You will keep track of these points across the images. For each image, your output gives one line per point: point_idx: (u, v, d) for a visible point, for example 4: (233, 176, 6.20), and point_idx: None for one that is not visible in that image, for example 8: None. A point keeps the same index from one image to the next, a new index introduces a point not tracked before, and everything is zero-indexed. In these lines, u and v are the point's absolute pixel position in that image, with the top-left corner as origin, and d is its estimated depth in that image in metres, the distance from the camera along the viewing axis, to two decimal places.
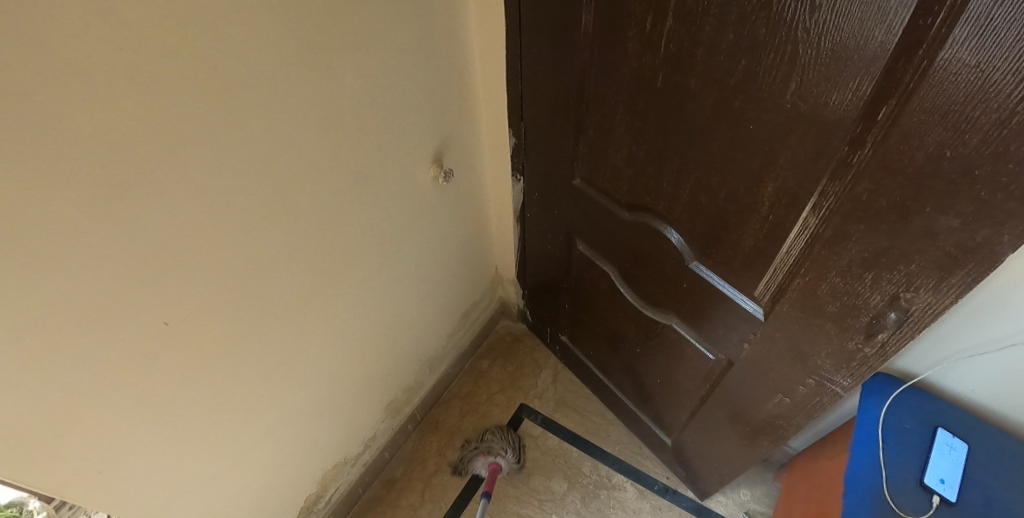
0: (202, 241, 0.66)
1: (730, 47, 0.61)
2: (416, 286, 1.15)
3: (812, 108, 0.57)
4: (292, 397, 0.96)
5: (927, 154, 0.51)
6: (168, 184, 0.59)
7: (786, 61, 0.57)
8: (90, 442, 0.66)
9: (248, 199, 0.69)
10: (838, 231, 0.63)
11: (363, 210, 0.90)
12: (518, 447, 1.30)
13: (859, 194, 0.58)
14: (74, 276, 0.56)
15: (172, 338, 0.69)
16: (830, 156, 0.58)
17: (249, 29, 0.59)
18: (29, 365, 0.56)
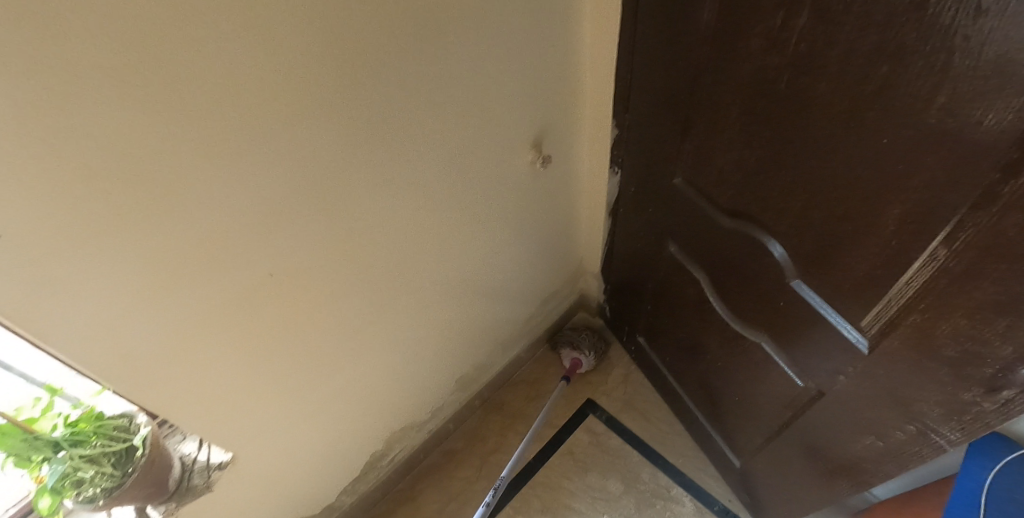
0: (314, 198, 0.74)
1: (870, 50, 0.56)
2: (501, 267, 1.19)
3: (960, 126, 0.51)
4: (375, 354, 1.04)
5: None
6: (290, 142, 0.67)
7: (936, 70, 0.51)
8: (204, 360, 0.76)
9: (357, 164, 0.76)
10: (972, 267, 0.56)
11: (458, 186, 0.94)
12: (598, 351, 1.46)
13: (1003, 230, 0.51)
14: (205, 214, 0.64)
15: (281, 282, 0.79)
16: (975, 182, 0.52)
17: (377, 7, 0.64)
18: (163, 286, 0.66)
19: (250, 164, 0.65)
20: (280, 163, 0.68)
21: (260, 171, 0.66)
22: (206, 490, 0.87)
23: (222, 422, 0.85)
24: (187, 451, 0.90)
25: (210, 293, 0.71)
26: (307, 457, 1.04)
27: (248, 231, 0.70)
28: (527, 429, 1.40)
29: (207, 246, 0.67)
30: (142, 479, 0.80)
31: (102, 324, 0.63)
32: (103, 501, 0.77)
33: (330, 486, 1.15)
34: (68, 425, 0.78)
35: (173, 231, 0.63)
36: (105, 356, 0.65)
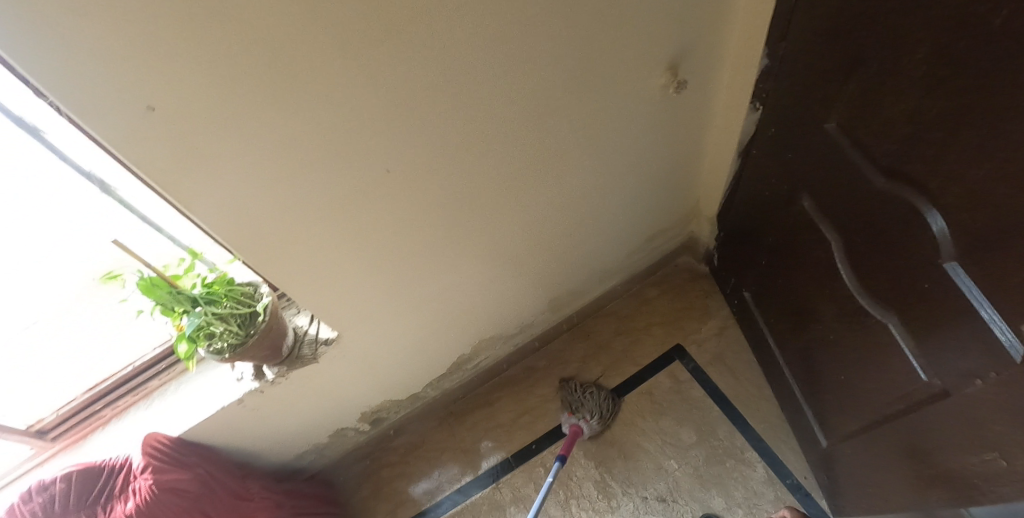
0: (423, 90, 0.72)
1: None
2: (609, 191, 1.10)
3: None
4: (468, 259, 1.04)
5: None
6: (412, 39, 0.65)
7: None
8: (303, 231, 0.82)
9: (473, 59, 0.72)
10: None
11: (574, 102, 0.88)
12: (607, 418, 1.20)
13: None
14: (323, 108, 0.68)
15: (391, 174, 0.81)
16: None
17: None
18: (285, 162, 0.72)
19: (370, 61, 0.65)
20: (401, 60, 0.67)
21: (378, 68, 0.66)
22: (312, 360, 0.99)
23: (330, 302, 0.94)
24: (300, 323, 1.02)
25: (324, 187, 0.77)
26: (399, 349, 1.11)
27: (365, 130, 0.73)
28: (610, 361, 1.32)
29: (323, 138, 0.71)
30: (261, 341, 0.93)
31: (236, 201, 0.73)
32: (230, 354, 0.91)
33: (417, 380, 1.22)
34: (205, 286, 0.91)
35: (296, 121, 0.68)
36: (236, 230, 0.76)
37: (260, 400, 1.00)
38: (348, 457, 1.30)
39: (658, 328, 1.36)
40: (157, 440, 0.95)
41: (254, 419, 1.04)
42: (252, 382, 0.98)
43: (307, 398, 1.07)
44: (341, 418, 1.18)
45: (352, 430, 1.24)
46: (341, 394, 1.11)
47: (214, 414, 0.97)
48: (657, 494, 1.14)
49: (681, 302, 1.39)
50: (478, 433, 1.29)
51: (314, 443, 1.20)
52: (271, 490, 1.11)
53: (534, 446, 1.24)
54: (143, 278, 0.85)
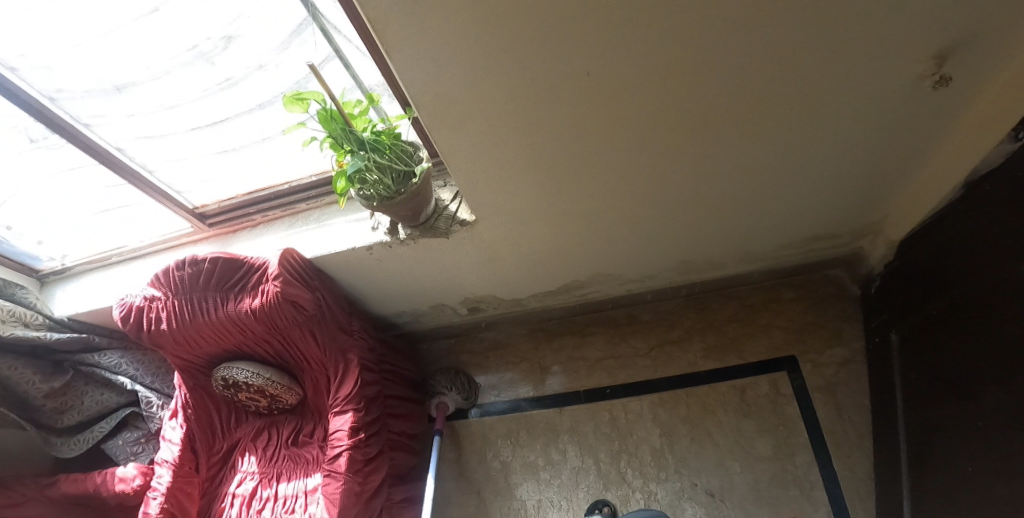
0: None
1: None
2: (795, 167, 0.96)
3: None
4: (622, 183, 0.97)
5: None
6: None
7: None
8: (467, 95, 0.80)
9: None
10: None
11: (807, 59, 0.76)
12: (464, 385, 1.28)
13: None
14: None
15: (578, 67, 0.76)
16: None
17: None
18: (480, 23, 0.69)
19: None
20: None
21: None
22: (443, 235, 1.02)
23: (488, 190, 0.97)
24: (444, 197, 1.05)
25: (521, 74, 0.77)
26: (521, 254, 1.12)
27: (581, 28, 0.70)
28: (714, 343, 1.24)
29: (537, 25, 0.70)
30: (406, 202, 0.97)
31: (439, 63, 0.76)
32: (378, 204, 0.97)
33: (524, 289, 1.23)
34: (374, 132, 0.95)
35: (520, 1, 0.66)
36: (429, 90, 0.80)
37: (388, 253, 1.07)
38: (438, 331, 1.39)
39: (779, 332, 1.22)
40: (292, 256, 1.06)
41: (375, 267, 1.12)
42: (386, 235, 1.04)
43: (433, 269, 1.14)
44: (446, 296, 1.23)
45: (450, 310, 1.30)
46: (459, 276, 1.17)
47: (344, 251, 1.07)
48: (707, 485, 1.09)
49: (813, 317, 1.22)
50: (562, 357, 1.31)
51: (414, 308, 1.28)
52: (369, 335, 1.20)
53: (608, 390, 1.24)
54: (324, 108, 0.90)
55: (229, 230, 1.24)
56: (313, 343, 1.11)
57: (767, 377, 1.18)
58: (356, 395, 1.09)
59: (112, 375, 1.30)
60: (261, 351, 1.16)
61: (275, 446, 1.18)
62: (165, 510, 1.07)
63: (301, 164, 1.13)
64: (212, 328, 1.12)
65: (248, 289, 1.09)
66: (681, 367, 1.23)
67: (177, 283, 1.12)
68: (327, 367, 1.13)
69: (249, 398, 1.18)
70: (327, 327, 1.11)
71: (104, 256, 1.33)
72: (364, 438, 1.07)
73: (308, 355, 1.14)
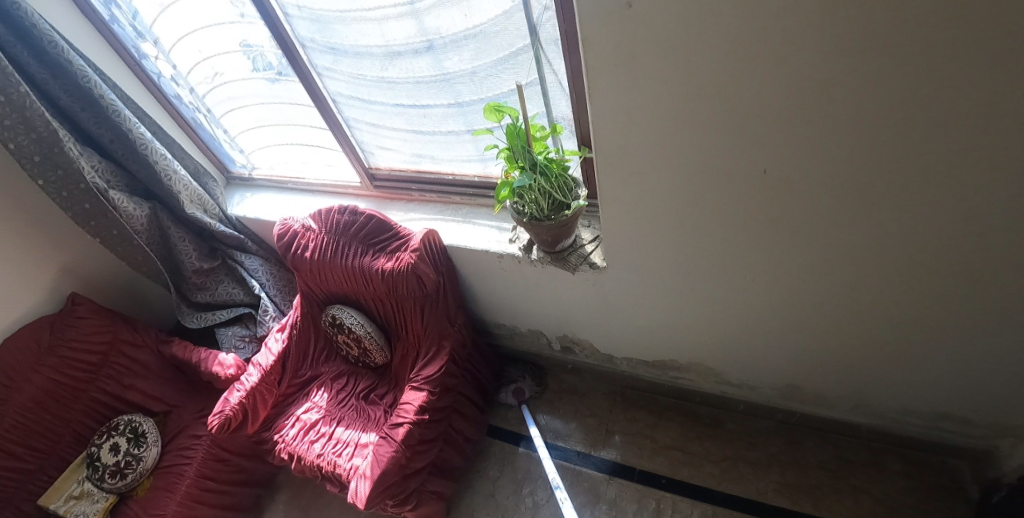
0: (838, 109, 0.68)
1: None
2: (948, 336, 0.90)
3: None
4: (759, 286, 0.97)
5: None
6: (903, 79, 0.63)
7: None
8: (641, 159, 0.87)
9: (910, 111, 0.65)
10: None
11: (1012, 227, 0.71)
12: (536, 377, 1.40)
13: None
14: (741, 76, 0.70)
15: (755, 165, 0.79)
16: None
17: None
18: (678, 102, 0.76)
19: (843, 80, 0.65)
20: (872, 91, 0.65)
21: (841, 87, 0.66)
22: (570, 269, 1.08)
23: (628, 245, 1.01)
24: (585, 236, 1.10)
25: (702, 155, 0.81)
26: (633, 314, 1.14)
27: (779, 129, 0.74)
28: (791, 480, 1.15)
29: (730, 118, 0.75)
30: (551, 229, 1.04)
31: (631, 124, 0.83)
32: (527, 221, 1.04)
33: (618, 347, 1.24)
34: (547, 159, 1.03)
35: (731, 90, 0.72)
36: (612, 146, 0.87)
37: (514, 266, 1.15)
38: (523, 354, 1.44)
39: (870, 501, 1.09)
40: (432, 238, 1.17)
41: (497, 274, 1.20)
42: (518, 250, 1.12)
43: (546, 297, 1.20)
44: (546, 325, 1.28)
45: (544, 339, 1.34)
46: (567, 311, 1.21)
47: (477, 250, 1.16)
48: None
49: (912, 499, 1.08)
50: (631, 428, 1.29)
51: (514, 326, 1.34)
52: (466, 332, 1.27)
53: (663, 480, 1.20)
54: (513, 125, 0.99)
55: (387, 196, 1.42)
56: (418, 319, 1.21)
57: None
58: (435, 380, 1.16)
59: (247, 276, 1.49)
60: (373, 307, 1.27)
61: (348, 392, 1.29)
62: (242, 404, 1.24)
63: (472, 163, 1.26)
64: (342, 273, 1.26)
65: (386, 252, 1.21)
66: (747, 489, 1.16)
67: (332, 224, 1.27)
68: (421, 345, 1.22)
69: (345, 342, 1.30)
70: (435, 311, 1.20)
71: (284, 180, 1.55)
72: (427, 420, 1.13)
73: (409, 327, 1.23)
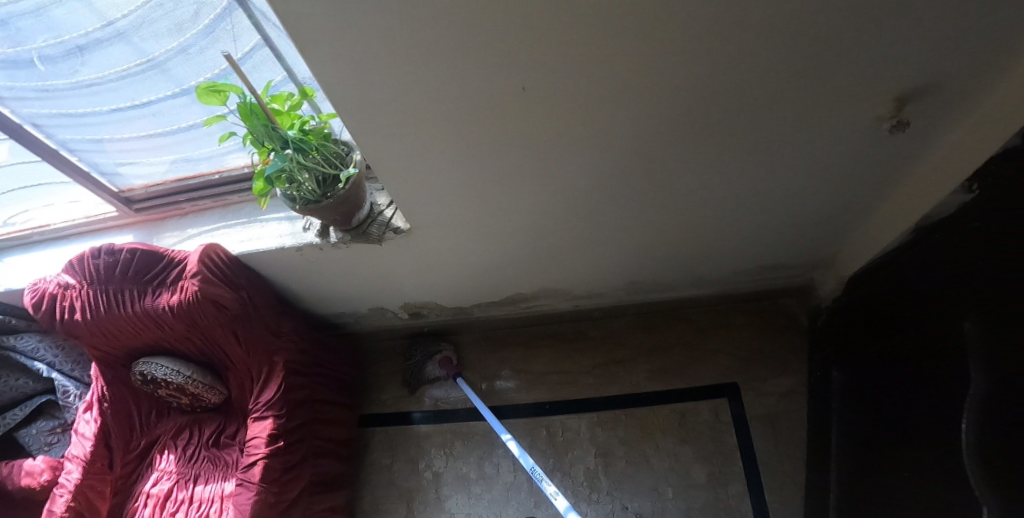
0: (573, 11, 0.61)
1: None
2: (749, 201, 0.94)
3: None
4: (563, 207, 0.93)
5: None
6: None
7: None
8: (395, 104, 0.75)
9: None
10: None
11: (759, 81, 0.71)
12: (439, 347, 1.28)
13: None
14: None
15: (511, 85, 0.72)
16: None
17: None
18: (404, 33, 0.65)
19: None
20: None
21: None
22: (375, 242, 0.97)
23: (417, 199, 0.91)
24: (380, 201, 1.00)
25: (450, 85, 0.72)
26: (463, 265, 1.07)
27: (513, 37, 0.65)
28: (659, 365, 1.20)
29: (468, 39, 0.65)
30: (335, 206, 0.92)
31: (362, 68, 0.70)
32: (299, 206, 0.91)
33: (468, 297, 1.18)
34: (301, 131, 0.88)
35: (445, 6, 0.61)
36: (354, 99, 0.75)
37: (318, 254, 1.02)
38: (380, 333, 1.35)
39: (727, 357, 1.18)
40: (213, 253, 1.00)
41: (306, 267, 1.06)
42: (314, 237, 0.99)
43: (371, 277, 1.09)
44: (386, 301, 1.18)
45: (391, 312, 1.24)
46: (399, 282, 1.11)
47: (273, 251, 1.01)
48: (637, 510, 1.08)
49: (757, 343, 1.19)
50: (508, 367, 1.27)
51: (355, 309, 1.23)
52: (301, 336, 1.15)
53: (547, 406, 1.21)
54: (243, 101, 0.82)
55: (157, 218, 1.18)
56: (235, 343, 1.06)
57: (708, 403, 1.15)
58: (278, 401, 1.04)
59: (29, 360, 1.24)
60: (183, 346, 1.10)
61: (195, 445, 1.13)
62: (69, 508, 1.04)
63: (235, 154, 1.07)
64: (129, 323, 1.06)
65: (167, 284, 1.03)
66: (624, 385, 1.20)
67: (92, 272, 1.05)
68: (249, 369, 1.08)
69: (169, 394, 1.12)
70: (250, 329, 1.06)
71: (25, 234, 1.25)
72: (284, 446, 1.03)
73: (230, 356, 1.08)
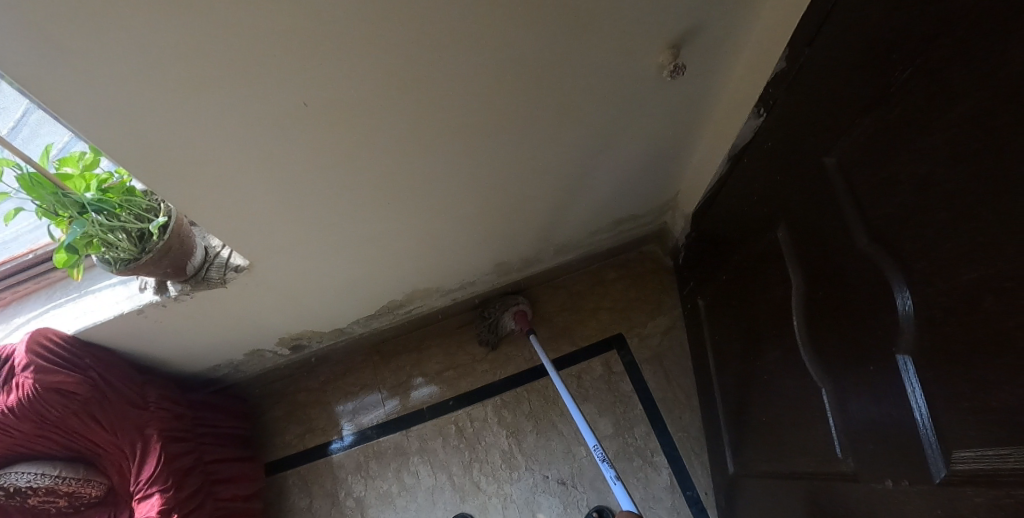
0: (357, 45, 0.65)
1: (976, 132, 0.53)
2: (580, 169, 1.06)
3: (1007, 217, 0.50)
4: (407, 216, 1.00)
5: (1007, 275, 0.51)
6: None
7: (981, 170, 0.52)
8: (198, 158, 0.73)
9: (424, 23, 0.65)
10: (968, 306, 0.56)
11: (545, 57, 0.76)
12: None
13: (961, 289, 0.57)
14: (233, 46, 0.60)
15: (313, 118, 0.73)
16: (996, 275, 0.52)
17: None
18: (181, 90, 0.63)
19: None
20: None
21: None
22: (218, 285, 0.92)
23: (246, 234, 0.88)
24: (213, 244, 0.94)
25: (230, 113, 0.68)
26: (324, 287, 1.08)
27: (284, 55, 0.63)
28: (547, 334, 1.37)
29: (257, 83, 0.65)
30: (159, 260, 0.84)
31: (135, 115, 0.64)
32: (120, 269, 0.83)
33: (345, 316, 1.21)
34: (100, 191, 0.81)
35: (197, 35, 0.57)
36: (136, 150, 0.69)
37: (163, 312, 0.95)
38: (266, 375, 1.32)
39: (606, 312, 1.39)
40: (46, 337, 0.91)
41: (155, 330, 0.99)
42: (154, 295, 0.92)
43: (231, 322, 1.06)
44: (261, 341, 1.17)
45: (270, 352, 1.23)
46: (264, 319, 1.09)
47: (111, 319, 0.93)
48: (558, 476, 1.19)
49: (634, 293, 1.39)
50: (404, 376, 1.33)
51: (228, 360, 1.20)
52: (173, 401, 1.09)
53: (451, 402, 1.29)
54: (22, 174, 0.74)
55: None
56: (98, 427, 0.98)
57: (597, 359, 1.34)
58: (163, 473, 0.98)
59: None
60: (39, 447, 0.99)
61: None
62: None
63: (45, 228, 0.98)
64: None
65: (1, 384, 0.93)
66: (519, 365, 1.31)
67: None
68: (122, 450, 1.01)
69: (40, 504, 1.00)
70: (111, 407, 0.99)
71: None
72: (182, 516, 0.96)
73: (97, 442, 1.00)
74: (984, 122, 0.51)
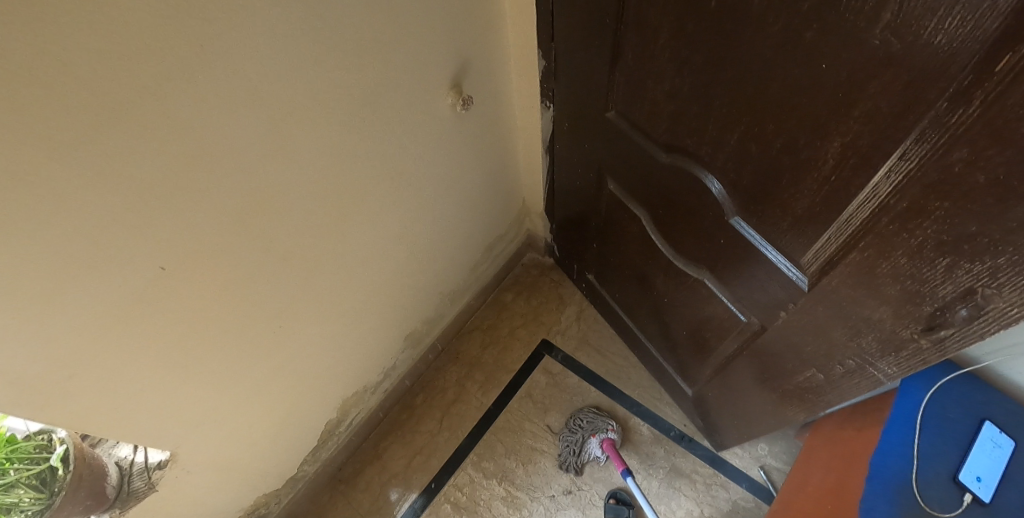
0: (190, 190, 0.69)
1: (683, 39, 0.71)
2: (435, 219, 1.17)
3: (736, 80, 0.68)
4: (307, 331, 1.02)
5: (758, 118, 0.68)
6: (160, 105, 0.60)
7: (705, 60, 0.70)
8: (70, 373, 0.69)
9: (242, 149, 0.72)
10: (747, 157, 0.73)
11: (358, 140, 0.87)
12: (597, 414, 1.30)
13: (737, 149, 0.74)
14: (65, 243, 0.60)
15: (171, 281, 0.74)
16: (751, 125, 0.70)
17: (231, 15, 0.60)
18: (27, 312, 0.60)
19: (119, 145, 0.59)
20: (159, 130, 0.61)
21: (123, 150, 0.59)
22: (149, 490, 0.86)
23: (149, 426, 0.82)
24: (123, 454, 0.88)
25: (87, 310, 0.66)
26: (253, 443, 1.03)
27: (122, 225, 0.64)
28: (485, 376, 1.41)
29: (104, 270, 0.65)
30: (74, 495, 0.79)
31: None
32: None
33: (289, 462, 1.15)
34: None
35: (25, 249, 0.57)
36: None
37: None
38: None
39: (522, 329, 1.47)
40: None
41: None
42: None
43: None
44: None
45: None
46: (205, 510, 1.00)
47: None
48: (563, 489, 1.25)
49: (536, 300, 1.52)
50: (378, 489, 1.28)
51: None
52: None
53: (434, 484, 1.28)
54: None
55: None
56: None
57: (536, 370, 1.40)
58: None
59: None
60: None
61: None
62: None
63: None
64: None
65: None
66: (474, 415, 1.36)
67: None
68: None
69: None
70: None
71: None
72: None
73: None
74: (685, 30, 0.70)
